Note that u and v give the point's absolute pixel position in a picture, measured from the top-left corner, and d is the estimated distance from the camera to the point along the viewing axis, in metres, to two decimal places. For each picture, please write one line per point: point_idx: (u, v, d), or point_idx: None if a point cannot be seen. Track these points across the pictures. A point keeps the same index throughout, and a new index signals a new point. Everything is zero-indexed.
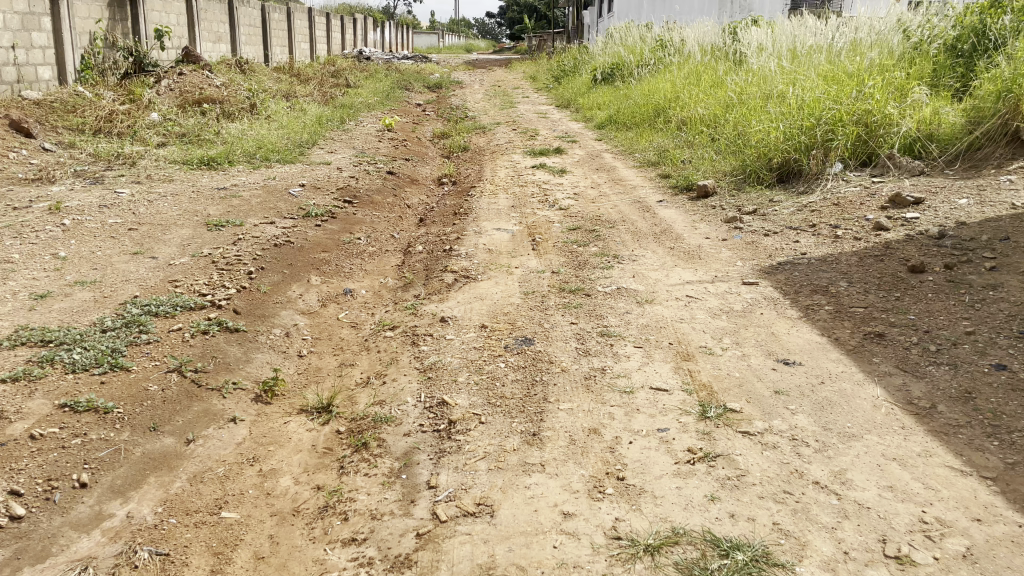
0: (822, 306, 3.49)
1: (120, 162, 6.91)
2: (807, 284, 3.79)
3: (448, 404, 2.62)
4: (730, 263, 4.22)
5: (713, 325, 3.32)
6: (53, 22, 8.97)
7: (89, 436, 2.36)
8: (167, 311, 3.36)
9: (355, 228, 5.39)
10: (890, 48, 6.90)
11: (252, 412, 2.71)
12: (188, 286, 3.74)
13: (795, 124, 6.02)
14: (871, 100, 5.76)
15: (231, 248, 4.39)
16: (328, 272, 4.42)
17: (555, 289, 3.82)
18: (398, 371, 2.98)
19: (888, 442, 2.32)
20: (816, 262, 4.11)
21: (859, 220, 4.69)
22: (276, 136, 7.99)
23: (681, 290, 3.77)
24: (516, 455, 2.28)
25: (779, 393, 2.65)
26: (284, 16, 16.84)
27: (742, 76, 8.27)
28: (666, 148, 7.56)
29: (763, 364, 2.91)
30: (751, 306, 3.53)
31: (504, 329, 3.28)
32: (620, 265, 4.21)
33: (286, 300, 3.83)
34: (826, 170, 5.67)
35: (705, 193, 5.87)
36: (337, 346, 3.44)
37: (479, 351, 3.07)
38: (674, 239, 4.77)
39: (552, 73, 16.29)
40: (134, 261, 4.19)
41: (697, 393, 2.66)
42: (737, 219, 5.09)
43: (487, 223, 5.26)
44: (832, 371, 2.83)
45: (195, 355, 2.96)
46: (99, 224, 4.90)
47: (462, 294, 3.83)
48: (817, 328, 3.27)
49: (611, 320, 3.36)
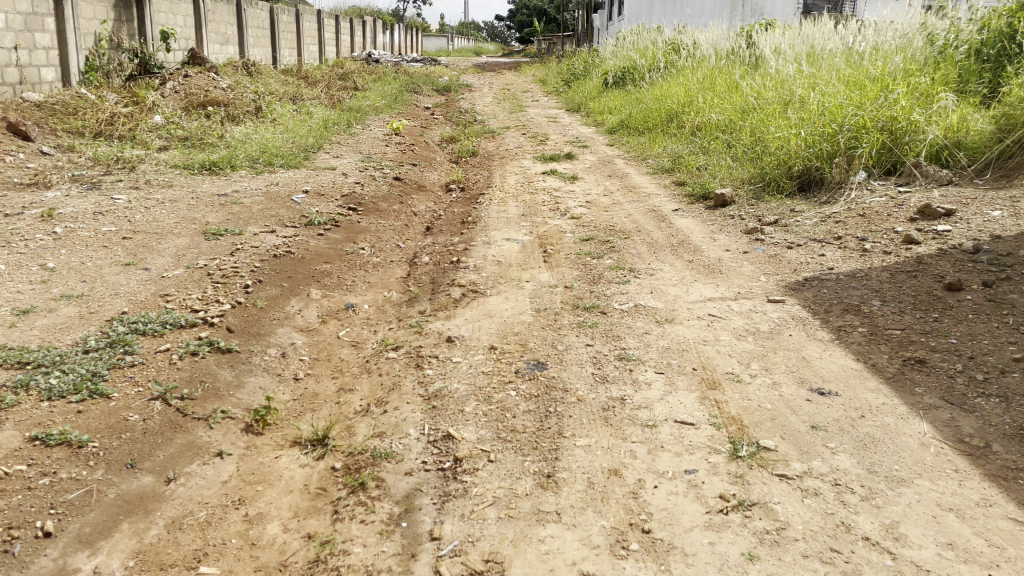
0: (855, 327, 3.26)
1: (120, 166, 6.71)
2: (837, 302, 3.55)
3: (454, 439, 2.40)
4: (753, 278, 3.99)
5: (739, 348, 3.09)
6: (58, 22, 8.81)
7: (59, 476, 2.17)
8: (156, 329, 3.15)
9: (358, 237, 5.17)
10: (914, 51, 6.65)
11: (241, 445, 2.49)
12: (181, 301, 3.53)
13: (817, 130, 5.79)
14: (896, 106, 5.53)
15: (228, 260, 4.18)
16: (329, 286, 4.21)
17: (568, 306, 3.60)
18: (401, 398, 2.76)
19: (942, 489, 2.10)
20: (844, 278, 3.88)
21: (888, 233, 4.46)
22: (281, 140, 7.78)
23: (702, 308, 3.54)
24: (529, 500, 2.06)
25: (816, 428, 2.43)
26: (293, 17, 16.71)
27: (758, 79, 8.03)
28: (680, 155, 7.33)
29: (797, 394, 2.68)
30: (779, 327, 3.30)
31: (516, 351, 3.06)
32: (636, 280, 3.98)
33: (284, 317, 3.62)
34: (849, 179, 5.41)
35: (723, 203, 5.64)
36: (336, 368, 3.22)
37: (489, 376, 2.85)
38: (692, 252, 4.54)
39: (562, 77, 16.09)
40: (126, 273, 3.98)
41: (726, 428, 2.43)
42: (758, 230, 4.86)
43: (497, 233, 5.05)
44: (871, 403, 2.60)
45: (182, 380, 2.75)
46: (92, 232, 4.69)
47: (471, 311, 3.60)
48: (851, 352, 3.03)
49: (629, 342, 3.14)
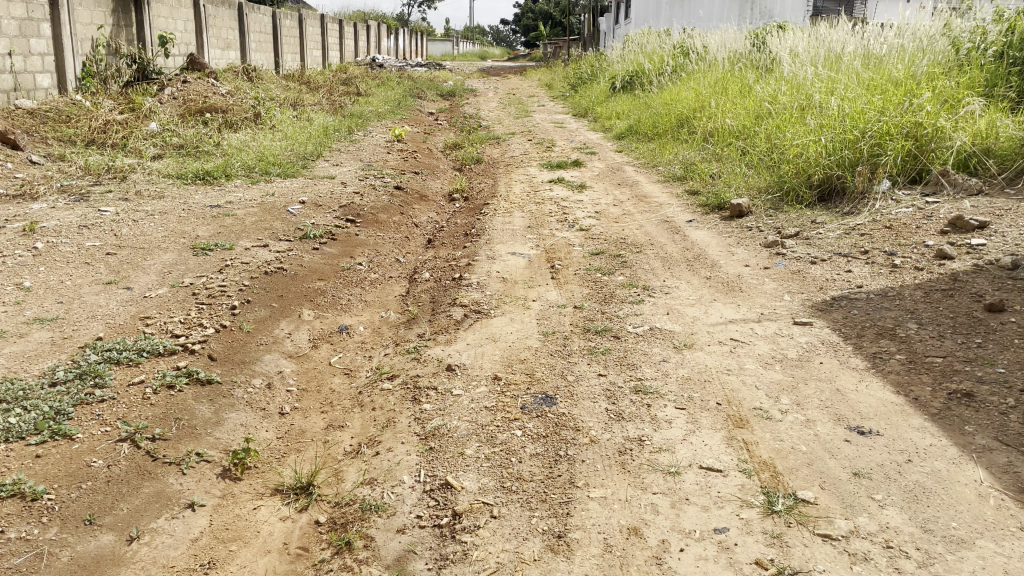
0: (892, 354, 2.99)
1: (111, 176, 6.47)
2: (868, 325, 3.29)
3: (453, 488, 2.15)
4: (776, 297, 3.73)
5: (766, 378, 2.83)
6: (53, 27, 8.58)
7: (6, 535, 1.92)
8: (130, 358, 2.90)
9: (356, 251, 4.93)
10: (936, 54, 6.40)
11: (215, 494, 2.24)
12: (161, 325, 3.28)
13: (838, 136, 5.53)
14: (921, 111, 5.27)
15: (216, 277, 3.93)
16: (322, 305, 3.96)
17: (578, 330, 3.34)
18: (394, 437, 2.50)
19: (1009, 553, 1.83)
20: (875, 297, 3.61)
21: (918, 247, 4.19)
22: (279, 148, 7.54)
23: (724, 332, 3.28)
24: (537, 568, 1.81)
25: (858, 476, 2.18)
26: (296, 22, 16.50)
27: (773, 84, 7.78)
28: (691, 162, 7.07)
29: (833, 434, 2.42)
30: (808, 354, 3.04)
31: (522, 382, 2.80)
32: (651, 299, 3.72)
33: (272, 342, 3.37)
34: (873, 188, 5.14)
35: (740, 213, 5.38)
36: (326, 400, 2.96)
37: (492, 412, 2.59)
38: (709, 267, 4.28)
39: (569, 81, 15.88)
40: (106, 293, 3.73)
41: (758, 476, 2.18)
42: (778, 244, 4.60)
43: (502, 246, 4.80)
44: (916, 446, 2.35)
45: (154, 418, 2.50)
46: (74, 247, 4.44)
47: (473, 335, 3.35)
48: (889, 383, 2.77)
49: (646, 372, 2.87)
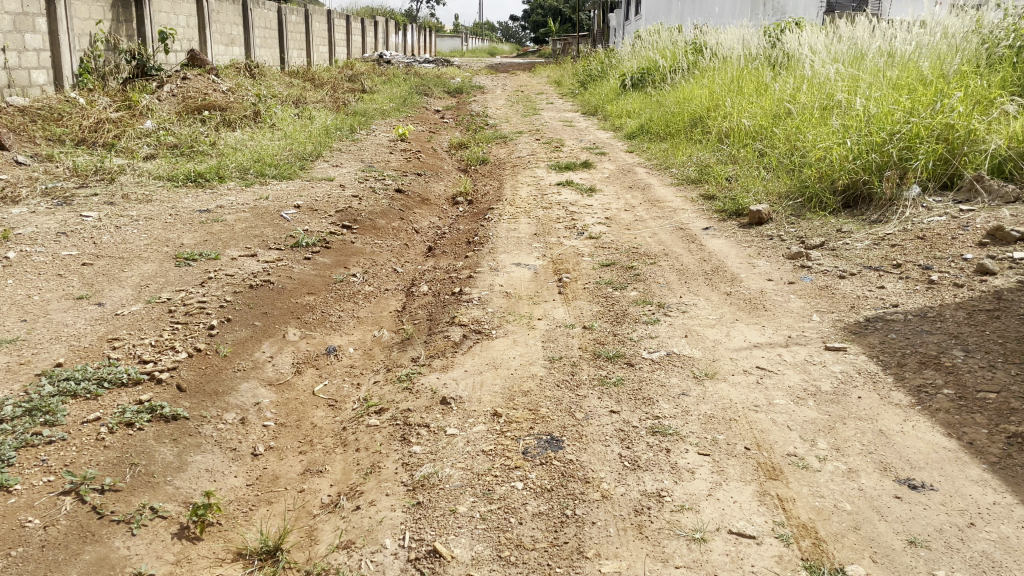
0: (939, 388, 2.67)
1: (98, 178, 6.17)
2: (909, 352, 2.97)
3: (442, 557, 1.85)
4: (804, 317, 3.42)
5: (799, 417, 2.51)
6: (49, 22, 8.29)
7: None
8: (88, 390, 2.60)
9: (351, 261, 4.63)
10: (964, 52, 6.06)
11: (168, 560, 1.94)
12: (130, 349, 2.99)
13: (863, 139, 5.20)
14: (953, 112, 4.93)
15: (196, 292, 3.63)
16: (310, 323, 3.66)
17: (587, 355, 3.03)
18: (378, 487, 2.20)
19: None
20: (914, 319, 3.29)
21: (955, 260, 3.87)
22: (276, 148, 7.23)
23: (749, 359, 2.97)
24: None
25: (916, 544, 1.87)
26: (302, 18, 16.22)
27: (791, 82, 7.46)
28: (706, 164, 6.77)
29: (881, 489, 2.10)
30: (844, 387, 2.72)
31: (524, 420, 2.49)
32: (668, 319, 3.41)
33: (251, 367, 3.07)
34: (902, 195, 4.81)
35: (759, 220, 5.07)
36: (305, 438, 2.66)
37: (489, 457, 2.28)
38: (729, 281, 3.97)
39: (578, 78, 15.55)
40: (75, 309, 3.43)
41: (797, 544, 1.87)
42: (803, 256, 4.29)
43: (506, 257, 4.48)
44: (978, 504, 2.03)
45: (106, 466, 2.20)
46: (49, 257, 4.15)
47: (471, 360, 3.04)
48: (939, 424, 2.45)
49: (665, 407, 2.56)
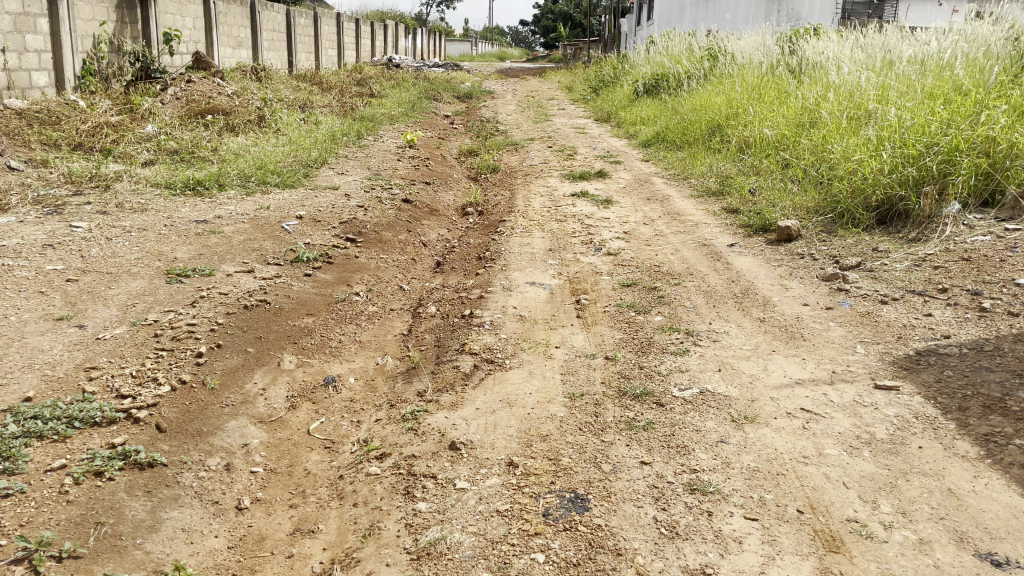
0: (1010, 437, 2.36)
1: (93, 184, 5.90)
2: (970, 393, 2.66)
3: None
4: (848, 349, 3.12)
5: (855, 471, 2.22)
6: (52, 23, 8.05)
7: None
8: (57, 431, 2.32)
9: (354, 278, 4.34)
10: (1002, 59, 5.73)
11: None
12: (107, 380, 2.72)
13: (898, 151, 4.89)
14: (996, 123, 4.61)
15: (185, 312, 3.35)
16: (309, 349, 3.38)
17: (611, 393, 2.74)
18: (377, 555, 1.92)
19: None
20: (971, 353, 2.98)
21: (1006, 286, 3.57)
22: (280, 154, 6.96)
23: (793, 399, 2.67)
24: None
25: None
26: (311, 21, 16.01)
27: (815, 89, 7.14)
28: (727, 175, 6.48)
29: (960, 567, 1.80)
30: (901, 435, 2.42)
31: (544, 473, 2.20)
32: (698, 349, 3.12)
33: (242, 402, 2.80)
34: (941, 212, 4.50)
35: (788, 236, 4.78)
36: (297, 488, 2.39)
37: (506, 520, 1.99)
38: (761, 306, 3.68)
39: (590, 84, 15.27)
40: (53, 330, 3.16)
41: None
42: (840, 278, 3.99)
43: (519, 274, 4.20)
44: None
45: (68, 527, 1.96)
46: (33, 272, 3.88)
47: (483, 395, 2.75)
48: (1015, 481, 2.14)
49: (702, 459, 2.27)
